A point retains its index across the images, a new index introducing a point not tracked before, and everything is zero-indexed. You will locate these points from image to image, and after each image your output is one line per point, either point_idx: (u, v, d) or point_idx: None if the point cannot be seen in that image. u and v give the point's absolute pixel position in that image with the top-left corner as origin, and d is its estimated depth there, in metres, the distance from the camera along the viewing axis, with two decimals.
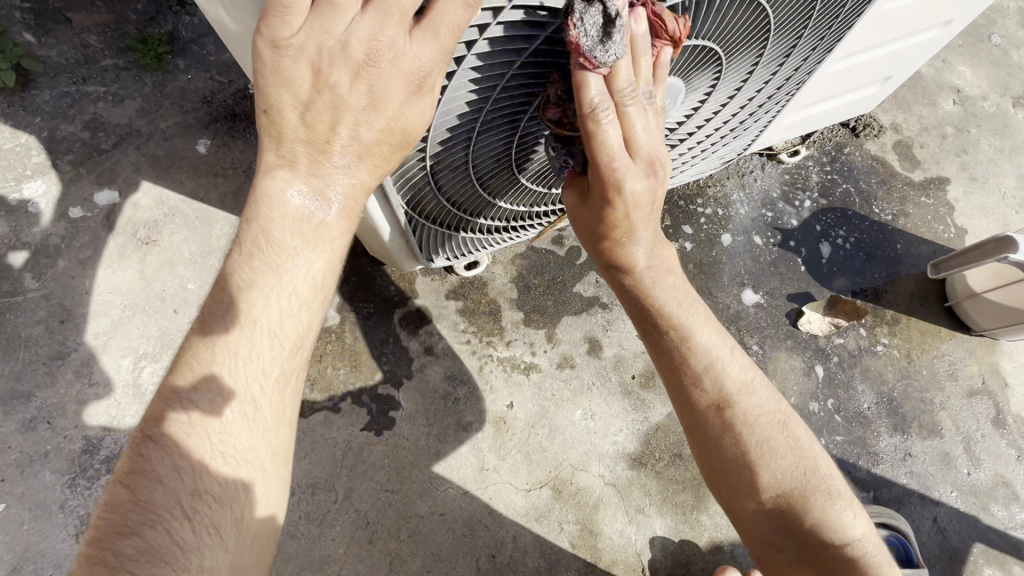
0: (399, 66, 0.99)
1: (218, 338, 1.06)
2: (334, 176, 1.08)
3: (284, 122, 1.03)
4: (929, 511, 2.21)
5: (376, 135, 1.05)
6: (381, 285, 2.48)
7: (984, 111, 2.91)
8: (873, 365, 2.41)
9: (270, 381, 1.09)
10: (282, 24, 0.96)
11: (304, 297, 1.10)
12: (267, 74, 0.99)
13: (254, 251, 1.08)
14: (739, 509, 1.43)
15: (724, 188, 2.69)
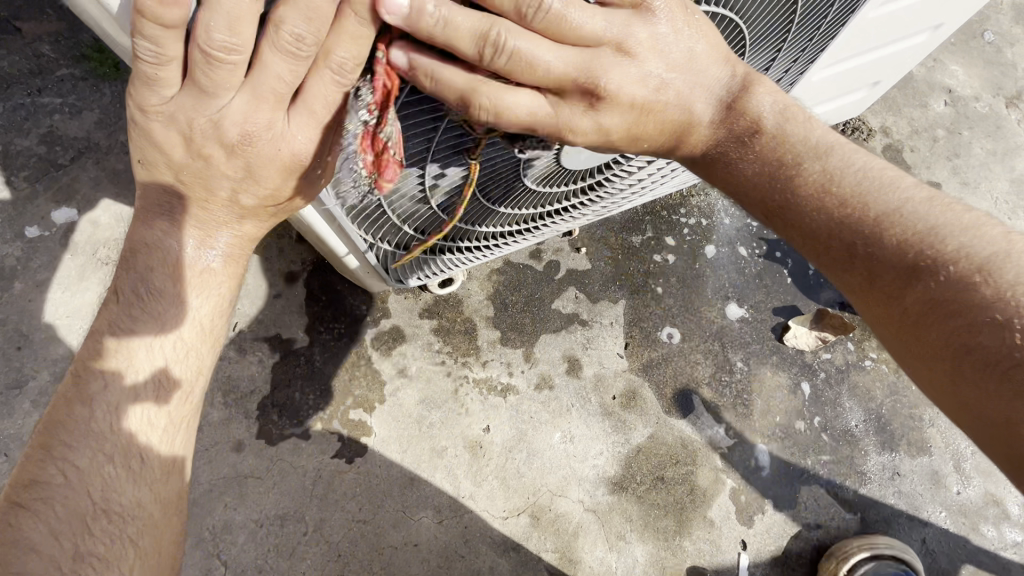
0: (276, 146, 1.00)
1: (94, 392, 1.06)
2: (215, 229, 1.13)
3: (159, 177, 1.05)
4: (917, 532, 2.15)
5: (256, 199, 1.10)
6: (351, 305, 2.39)
7: (977, 112, 2.81)
8: (861, 381, 2.34)
9: (156, 429, 1.10)
10: (152, 94, 0.94)
11: (190, 342, 1.15)
12: (139, 136, 0.99)
13: (134, 300, 1.11)
14: (982, 417, 0.95)
15: (708, 197, 2.59)
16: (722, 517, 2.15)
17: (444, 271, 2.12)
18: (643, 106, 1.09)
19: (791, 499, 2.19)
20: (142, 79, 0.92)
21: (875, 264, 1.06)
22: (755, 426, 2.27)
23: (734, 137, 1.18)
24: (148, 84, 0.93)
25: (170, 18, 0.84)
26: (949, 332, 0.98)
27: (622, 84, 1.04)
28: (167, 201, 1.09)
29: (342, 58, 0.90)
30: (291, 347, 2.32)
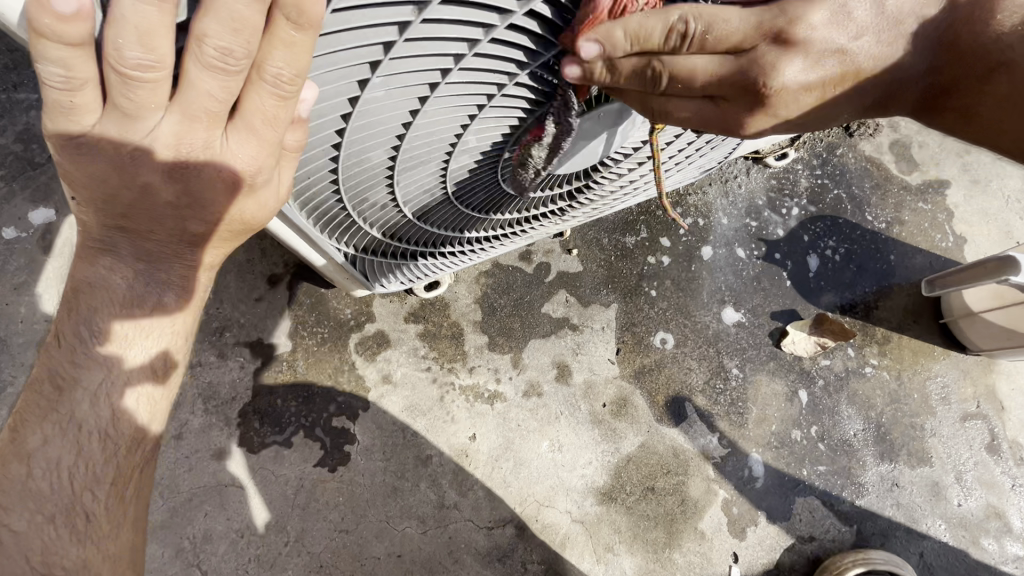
0: (219, 165, 0.93)
1: (33, 448, 1.02)
2: (163, 262, 1.06)
3: (94, 212, 0.97)
4: (914, 546, 2.09)
5: (206, 225, 1.02)
6: (335, 309, 2.32)
7: None
8: (861, 388, 2.26)
9: (100, 486, 1.05)
10: (71, 123, 0.84)
11: (136, 390, 1.08)
12: (64, 171, 0.90)
13: (76, 346, 1.04)
14: None
15: (705, 196, 2.49)
16: (714, 529, 2.10)
17: (428, 275, 2.04)
18: (823, 83, 1.07)
19: (785, 510, 2.13)
20: (55, 109, 0.82)
21: None
22: (750, 434, 2.20)
23: (959, 80, 1.11)
24: (63, 113, 0.84)
25: (71, 37, 0.73)
26: None
27: (792, 78, 1.03)
28: (109, 236, 1.01)
29: (276, 70, 0.83)
30: (274, 352, 2.26)
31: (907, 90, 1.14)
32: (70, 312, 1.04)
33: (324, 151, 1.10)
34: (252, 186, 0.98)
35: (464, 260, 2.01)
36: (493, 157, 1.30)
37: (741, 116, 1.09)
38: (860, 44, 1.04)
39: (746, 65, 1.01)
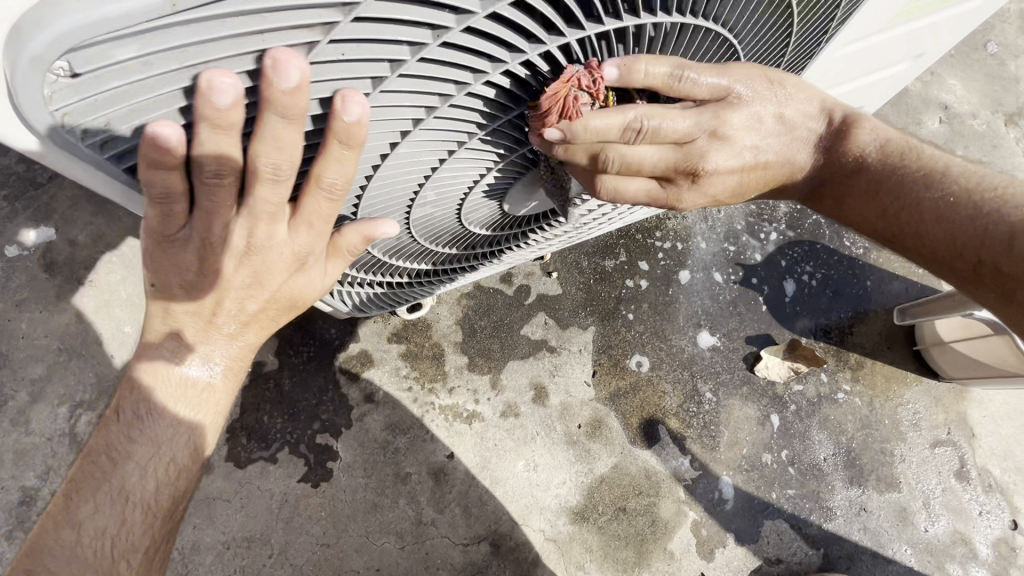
0: (281, 254, 1.02)
1: (83, 517, 1.03)
2: (219, 340, 1.10)
3: (169, 295, 1.02)
4: (880, 570, 2.14)
5: (261, 304, 1.09)
6: (320, 328, 2.40)
7: (973, 131, 2.70)
8: (833, 414, 2.30)
9: (137, 556, 1.07)
10: (166, 221, 0.91)
11: (182, 464, 1.11)
12: (153, 259, 0.97)
13: (133, 419, 1.07)
14: None
15: (685, 221, 2.53)
16: (683, 550, 2.15)
17: (409, 300, 2.12)
18: (742, 170, 1.17)
19: (753, 533, 2.18)
20: (154, 211, 0.88)
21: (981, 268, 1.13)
22: (721, 458, 2.25)
23: (835, 175, 1.28)
24: (161, 213, 0.89)
25: (168, 148, 0.76)
26: None
27: (717, 164, 1.13)
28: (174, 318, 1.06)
29: (331, 179, 0.91)
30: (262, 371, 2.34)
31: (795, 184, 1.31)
32: (129, 387, 1.08)
33: None
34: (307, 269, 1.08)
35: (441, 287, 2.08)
36: (454, 204, 1.37)
37: (680, 194, 1.18)
38: (768, 142, 1.18)
39: (683, 153, 1.10)
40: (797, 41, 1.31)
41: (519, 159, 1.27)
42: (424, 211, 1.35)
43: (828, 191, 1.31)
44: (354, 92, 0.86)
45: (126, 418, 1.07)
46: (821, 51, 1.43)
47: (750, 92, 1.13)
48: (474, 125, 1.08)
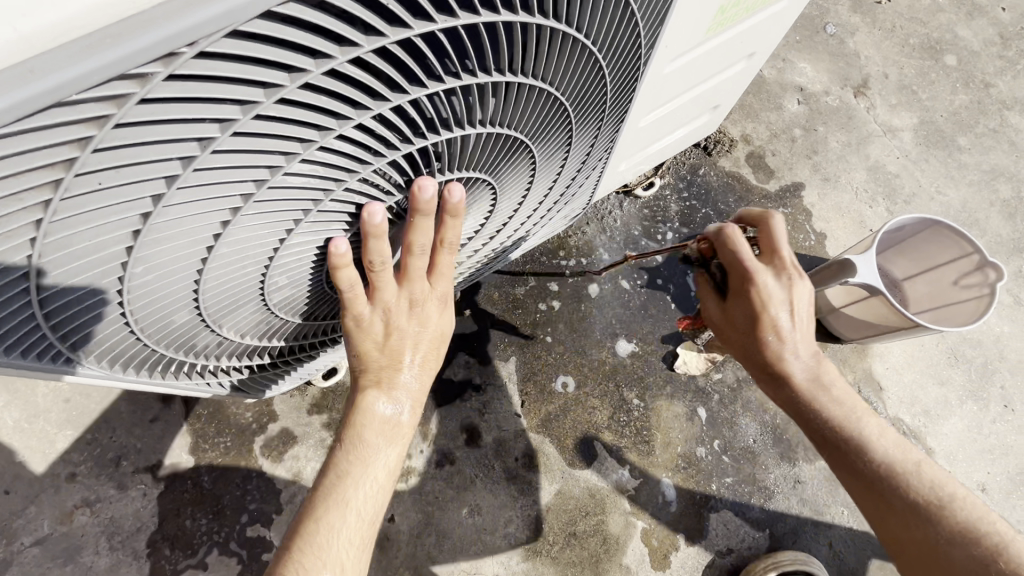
0: (443, 320, 1.49)
1: (362, 470, 1.35)
2: (413, 376, 1.45)
3: (416, 339, 1.44)
4: (824, 536, 2.21)
5: (433, 354, 1.49)
6: (235, 414, 2.32)
7: (828, 106, 2.92)
8: (754, 394, 2.39)
9: (370, 511, 1.34)
10: (438, 301, 1.47)
11: (395, 463, 1.41)
12: (416, 321, 1.44)
13: (392, 414, 1.41)
14: (874, 498, 1.36)
15: (584, 236, 2.61)
16: (638, 562, 2.16)
17: (316, 368, 2.07)
18: (789, 300, 1.45)
19: (701, 528, 2.21)
20: (440, 299, 1.46)
21: (826, 439, 1.42)
22: (659, 461, 2.29)
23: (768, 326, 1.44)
24: (434, 299, 1.46)
25: (456, 236, 1.35)
26: (849, 473, 1.39)
27: (772, 290, 1.44)
28: (426, 352, 1.47)
29: (455, 236, 1.35)
30: (178, 472, 2.23)
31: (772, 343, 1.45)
32: (332, 460, 1.36)
33: (114, 316, 1.05)
34: (445, 307, 1.48)
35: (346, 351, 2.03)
36: (315, 280, 1.34)
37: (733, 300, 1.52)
38: (775, 290, 1.45)
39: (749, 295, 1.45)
40: (611, 72, 1.38)
41: None
42: (281, 294, 1.30)
43: (772, 338, 1.44)
44: (139, 213, 0.83)
45: (342, 487, 1.32)
46: (643, 76, 1.52)
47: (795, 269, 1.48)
48: (299, 211, 1.05)
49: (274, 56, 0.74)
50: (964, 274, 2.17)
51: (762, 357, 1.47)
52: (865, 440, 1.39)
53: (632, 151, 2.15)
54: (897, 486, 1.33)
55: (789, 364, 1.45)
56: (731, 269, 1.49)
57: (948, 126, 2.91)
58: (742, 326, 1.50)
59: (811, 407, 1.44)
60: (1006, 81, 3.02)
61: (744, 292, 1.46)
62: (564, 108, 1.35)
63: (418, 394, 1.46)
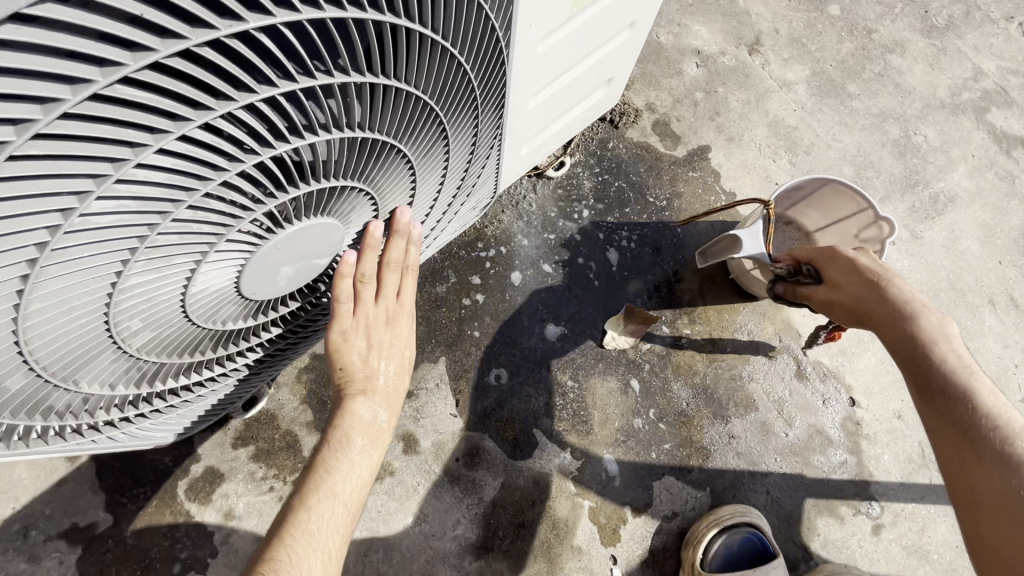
0: (414, 329, 1.66)
1: (345, 465, 1.48)
2: (390, 379, 1.58)
3: (391, 346, 1.59)
4: (761, 485, 2.30)
5: (407, 359, 1.64)
6: (152, 460, 2.16)
7: (726, 67, 2.96)
8: (683, 359, 2.44)
9: (353, 502, 1.49)
10: (408, 311, 1.61)
11: (375, 457, 1.54)
12: (392, 330, 1.59)
13: (371, 414, 1.54)
14: (960, 447, 1.36)
15: (501, 225, 2.56)
16: (588, 541, 2.18)
17: (229, 400, 1.94)
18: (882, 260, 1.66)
19: (646, 497, 2.25)
20: (409, 312, 1.62)
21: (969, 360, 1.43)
22: (598, 438, 2.30)
23: (866, 278, 1.61)
24: (405, 310, 1.62)
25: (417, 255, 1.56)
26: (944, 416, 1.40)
27: (867, 257, 1.68)
28: (399, 357, 1.61)
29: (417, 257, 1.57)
30: (96, 532, 2.08)
31: (880, 287, 1.58)
32: (317, 463, 1.48)
33: None
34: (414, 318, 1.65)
35: (257, 377, 1.91)
36: (181, 317, 1.23)
37: (841, 262, 1.71)
38: (873, 256, 1.69)
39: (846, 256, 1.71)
40: (469, 57, 1.32)
41: (226, 250, 1.17)
42: (142, 337, 1.19)
43: (869, 282, 1.60)
44: None
45: (329, 486, 1.45)
46: (509, 56, 1.48)
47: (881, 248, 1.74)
48: (123, 252, 0.94)
49: (10, 87, 0.65)
50: (863, 229, 2.30)
51: (895, 305, 1.52)
52: (972, 390, 1.37)
53: (530, 134, 2.10)
54: (988, 434, 1.33)
55: (914, 295, 1.53)
56: (824, 257, 1.79)
57: (838, 74, 3.01)
58: (849, 284, 1.65)
59: (941, 334, 1.46)
60: (887, 25, 3.13)
61: (857, 266, 1.65)
62: (424, 102, 1.27)
63: (392, 399, 1.59)
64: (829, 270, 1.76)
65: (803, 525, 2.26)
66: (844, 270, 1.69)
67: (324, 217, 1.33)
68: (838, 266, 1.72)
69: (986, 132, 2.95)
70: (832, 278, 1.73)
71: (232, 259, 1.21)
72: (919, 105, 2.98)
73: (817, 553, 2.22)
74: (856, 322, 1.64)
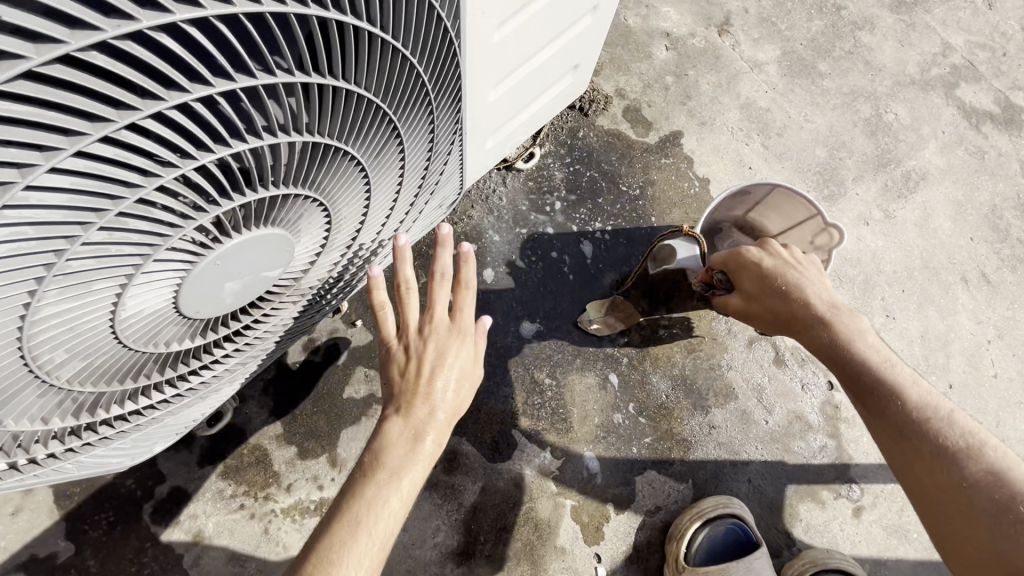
0: (471, 345, 1.41)
1: (373, 497, 1.24)
2: (439, 399, 1.33)
3: (436, 360, 1.36)
4: (742, 474, 2.29)
5: (463, 379, 1.38)
6: (113, 484, 2.06)
7: (695, 49, 2.89)
8: (661, 351, 2.40)
9: (378, 540, 1.23)
10: (462, 325, 1.41)
11: (410, 491, 1.28)
12: (440, 344, 1.37)
13: (410, 438, 1.29)
14: (897, 445, 1.43)
15: (471, 221, 2.48)
16: (572, 541, 2.15)
17: (191, 418, 1.85)
18: (786, 259, 1.68)
19: (628, 493, 2.22)
20: (462, 330, 1.41)
21: (884, 355, 1.50)
22: (578, 435, 2.26)
23: (779, 286, 1.62)
24: (458, 324, 1.40)
25: (469, 267, 1.39)
26: (876, 418, 1.47)
27: (773, 258, 1.69)
28: (450, 375, 1.35)
29: (468, 269, 1.40)
30: (58, 563, 1.98)
31: (794, 295, 1.59)
32: (352, 486, 1.27)
33: None
34: (470, 334, 1.42)
35: (219, 393, 1.81)
36: (114, 343, 1.14)
37: (752, 268, 1.71)
38: (776, 255, 1.70)
39: (756, 262, 1.70)
40: (414, 47, 1.20)
41: (154, 270, 1.07)
42: (71, 367, 1.10)
43: (784, 289, 1.61)
44: None
45: (366, 514, 1.23)
46: (461, 45, 1.39)
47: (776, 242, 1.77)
48: (29, 283, 0.85)
49: None
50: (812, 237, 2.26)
51: (815, 313, 1.54)
52: (899, 387, 1.45)
53: (495, 126, 2.02)
54: (921, 428, 1.40)
55: (825, 298, 1.57)
56: (732, 263, 1.78)
57: (808, 54, 2.96)
58: (766, 292, 1.66)
59: (858, 334, 1.51)
60: (856, 1, 3.09)
61: (766, 273, 1.66)
62: (368, 99, 1.16)
63: (443, 426, 1.34)
64: (740, 277, 1.75)
65: (785, 511, 2.26)
66: (756, 277, 1.69)
67: (269, 227, 1.22)
68: (748, 273, 1.73)
69: (956, 108, 2.94)
70: (744, 285, 1.73)
71: (165, 279, 1.11)
72: (889, 82, 2.95)
73: (799, 538, 2.22)
74: (776, 330, 1.67)
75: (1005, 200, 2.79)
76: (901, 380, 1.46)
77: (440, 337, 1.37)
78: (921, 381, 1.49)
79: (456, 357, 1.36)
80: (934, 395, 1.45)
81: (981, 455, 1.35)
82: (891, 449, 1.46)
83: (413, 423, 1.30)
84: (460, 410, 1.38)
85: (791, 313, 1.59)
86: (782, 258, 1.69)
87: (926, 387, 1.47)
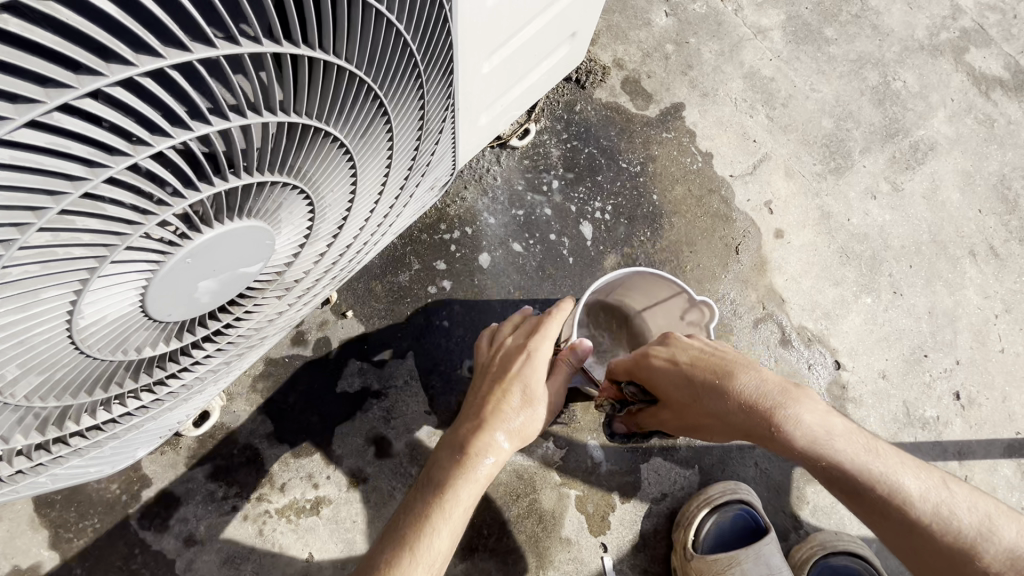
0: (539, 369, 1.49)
1: (431, 501, 1.30)
2: (501, 412, 1.41)
3: (502, 379, 1.47)
4: (749, 458, 2.24)
5: (523, 397, 1.44)
6: (96, 490, 1.96)
7: (696, 15, 2.73)
8: None
9: (431, 542, 1.25)
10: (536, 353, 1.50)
11: (463, 497, 1.30)
12: (509, 367, 1.49)
13: (467, 446, 1.35)
14: (901, 535, 1.37)
15: (465, 203, 2.35)
16: (577, 532, 2.10)
17: (176, 420, 1.75)
18: (704, 355, 1.57)
19: (634, 481, 2.17)
20: (534, 357, 1.49)
21: (854, 439, 1.40)
22: (581, 424, 2.19)
23: (714, 389, 1.47)
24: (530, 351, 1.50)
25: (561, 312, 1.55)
26: (871, 515, 1.39)
27: (685, 358, 1.59)
28: (514, 390, 1.44)
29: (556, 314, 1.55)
30: (43, 572, 1.89)
31: (737, 394, 1.43)
32: (409, 504, 1.34)
33: None
34: (540, 359, 1.50)
35: (203, 394, 1.70)
36: (75, 352, 1.02)
37: (672, 375, 1.58)
38: (687, 356, 1.59)
39: (677, 368, 1.58)
40: (397, 9, 1.04)
41: (111, 272, 0.95)
42: (27, 383, 0.99)
43: (721, 391, 1.46)
44: None
45: (415, 526, 1.27)
46: (453, 11, 1.24)
47: (679, 337, 1.67)
48: None
49: None
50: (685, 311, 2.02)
51: (765, 412, 1.38)
52: (886, 478, 1.36)
53: (489, 101, 1.88)
54: (926, 522, 1.34)
55: (771, 390, 1.41)
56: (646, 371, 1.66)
57: (814, 18, 2.82)
58: (701, 399, 1.51)
59: (823, 426, 1.38)
60: None
61: (688, 376, 1.54)
62: (349, 71, 1.01)
63: (506, 438, 1.39)
64: (663, 383, 1.61)
65: (792, 494, 2.22)
66: (681, 387, 1.56)
67: (242, 219, 1.09)
68: (667, 377, 1.60)
69: (965, 74, 2.83)
70: (673, 393, 1.59)
71: (127, 280, 0.99)
72: (898, 47, 2.82)
73: (807, 521, 2.19)
74: (728, 432, 1.52)
75: (1014, 170, 2.71)
76: (880, 462, 1.38)
77: (509, 361, 1.51)
78: (902, 457, 1.42)
79: (521, 377, 1.46)
80: (922, 474, 1.39)
81: (990, 536, 1.33)
82: (900, 542, 1.38)
83: (474, 434, 1.37)
84: (519, 427, 1.42)
85: (745, 414, 1.41)
86: (699, 355, 1.57)
87: (909, 463, 1.41)
